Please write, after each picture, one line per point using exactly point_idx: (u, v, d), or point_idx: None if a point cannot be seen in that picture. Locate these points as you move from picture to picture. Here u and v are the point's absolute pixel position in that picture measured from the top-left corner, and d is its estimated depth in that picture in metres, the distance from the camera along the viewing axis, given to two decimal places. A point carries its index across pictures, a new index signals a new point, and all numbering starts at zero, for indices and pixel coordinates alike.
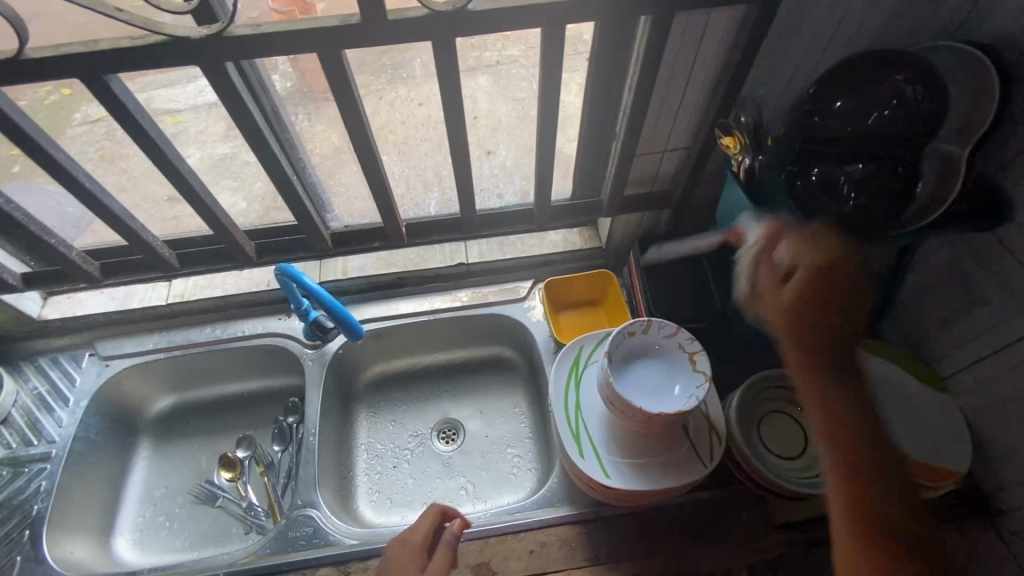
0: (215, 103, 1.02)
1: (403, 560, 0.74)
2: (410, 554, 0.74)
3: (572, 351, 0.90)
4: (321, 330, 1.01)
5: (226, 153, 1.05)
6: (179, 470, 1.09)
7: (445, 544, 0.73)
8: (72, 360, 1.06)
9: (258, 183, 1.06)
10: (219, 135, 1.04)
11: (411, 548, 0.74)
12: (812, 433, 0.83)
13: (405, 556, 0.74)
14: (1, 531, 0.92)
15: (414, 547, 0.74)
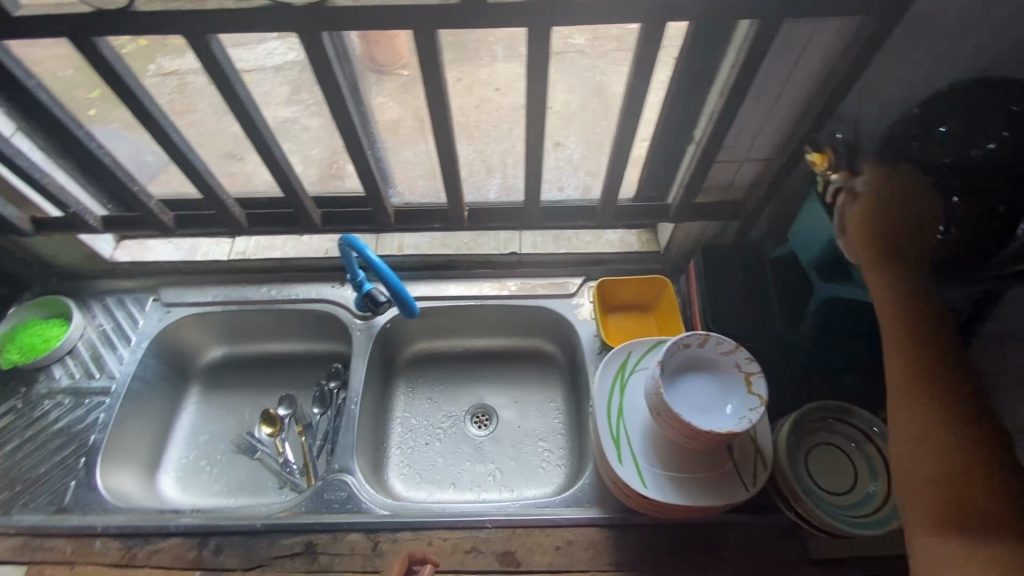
0: (282, 67, 1.09)
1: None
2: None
3: (619, 356, 0.88)
4: (371, 302, 1.04)
5: (287, 117, 1.12)
6: (223, 419, 1.14)
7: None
8: (136, 302, 1.12)
9: (315, 150, 1.12)
10: (282, 98, 1.11)
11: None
12: (863, 472, 0.81)
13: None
14: (58, 455, 0.96)
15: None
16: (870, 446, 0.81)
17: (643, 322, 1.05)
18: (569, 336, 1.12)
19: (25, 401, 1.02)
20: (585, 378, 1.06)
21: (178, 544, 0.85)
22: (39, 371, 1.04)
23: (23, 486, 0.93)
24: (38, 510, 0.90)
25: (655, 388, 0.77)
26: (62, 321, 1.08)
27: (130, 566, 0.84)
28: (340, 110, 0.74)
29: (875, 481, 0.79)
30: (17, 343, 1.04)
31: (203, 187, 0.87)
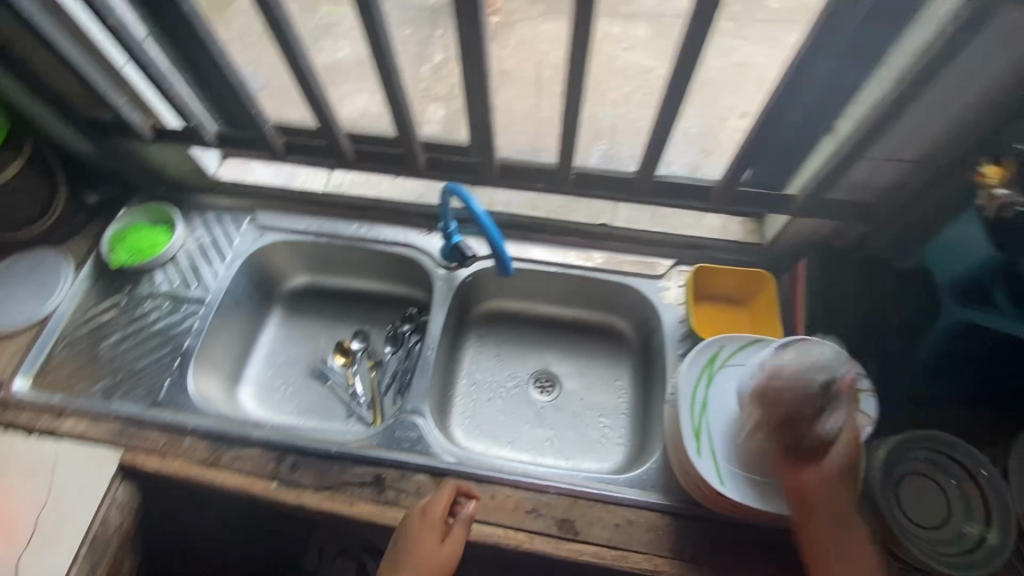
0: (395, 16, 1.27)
1: (417, 536, 0.78)
2: (424, 529, 0.78)
3: (710, 347, 0.85)
4: (459, 255, 1.06)
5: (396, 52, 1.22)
6: (300, 344, 1.19)
7: (459, 527, 0.79)
8: (232, 220, 1.15)
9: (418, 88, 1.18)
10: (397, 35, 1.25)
11: (428, 525, 0.78)
12: (955, 510, 0.77)
13: (419, 532, 0.78)
14: (156, 354, 1.02)
15: (433, 524, 0.78)
16: (970, 486, 0.77)
17: (734, 316, 1.00)
18: (649, 318, 1.09)
19: (129, 299, 1.08)
20: (660, 363, 1.03)
21: (259, 454, 0.90)
22: (143, 273, 1.10)
23: (124, 377, 1.00)
24: (136, 399, 0.97)
25: None
26: (166, 228, 1.13)
27: (215, 467, 0.89)
28: (474, 50, 0.72)
29: (969, 524, 0.76)
30: (126, 243, 1.10)
31: (320, 115, 0.87)
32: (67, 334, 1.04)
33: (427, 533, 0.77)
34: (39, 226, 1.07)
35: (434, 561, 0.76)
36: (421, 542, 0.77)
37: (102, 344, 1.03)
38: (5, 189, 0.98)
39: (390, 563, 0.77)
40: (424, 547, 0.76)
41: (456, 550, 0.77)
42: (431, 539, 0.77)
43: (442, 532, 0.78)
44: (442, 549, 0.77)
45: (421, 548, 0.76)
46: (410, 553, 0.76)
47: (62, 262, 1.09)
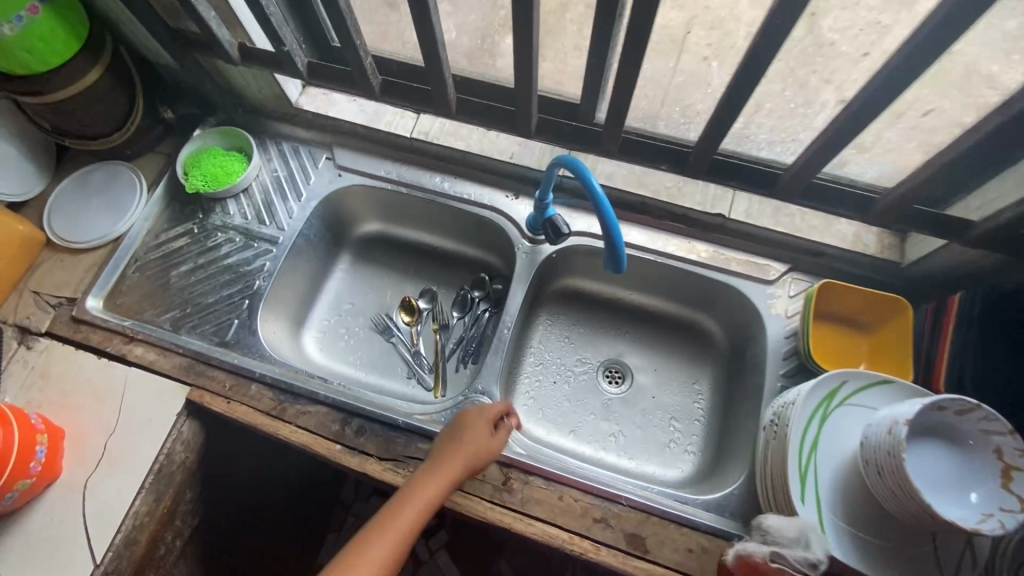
0: None
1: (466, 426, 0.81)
2: (474, 420, 0.82)
3: (831, 381, 0.75)
4: (553, 230, 0.92)
5: None
6: (366, 295, 1.14)
7: (504, 431, 0.83)
8: (310, 156, 1.08)
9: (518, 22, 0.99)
10: None
11: (480, 420, 0.82)
12: None
13: (470, 424, 0.81)
14: (225, 291, 0.98)
15: (484, 417, 0.82)
16: None
17: (851, 341, 0.89)
18: (747, 325, 0.98)
19: (201, 229, 1.04)
20: (755, 379, 0.94)
21: (324, 413, 0.87)
22: (216, 203, 1.05)
23: (193, 310, 0.97)
24: (204, 336, 0.95)
25: (890, 447, 0.63)
26: (241, 156, 1.06)
27: (281, 419, 0.87)
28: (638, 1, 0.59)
29: None
30: (200, 167, 1.04)
31: (429, 56, 0.76)
32: (139, 257, 1.02)
33: (475, 424, 0.81)
34: (118, 137, 1.02)
35: (477, 449, 0.79)
36: (469, 430, 0.80)
37: (172, 272, 1.00)
38: (85, 98, 0.93)
39: (434, 447, 0.80)
40: (472, 436, 0.80)
41: (498, 444, 0.81)
42: (483, 434, 0.81)
43: (490, 428, 0.82)
44: (488, 441, 0.80)
45: (469, 435, 0.80)
46: (457, 437, 0.80)
47: (136, 179, 1.04)
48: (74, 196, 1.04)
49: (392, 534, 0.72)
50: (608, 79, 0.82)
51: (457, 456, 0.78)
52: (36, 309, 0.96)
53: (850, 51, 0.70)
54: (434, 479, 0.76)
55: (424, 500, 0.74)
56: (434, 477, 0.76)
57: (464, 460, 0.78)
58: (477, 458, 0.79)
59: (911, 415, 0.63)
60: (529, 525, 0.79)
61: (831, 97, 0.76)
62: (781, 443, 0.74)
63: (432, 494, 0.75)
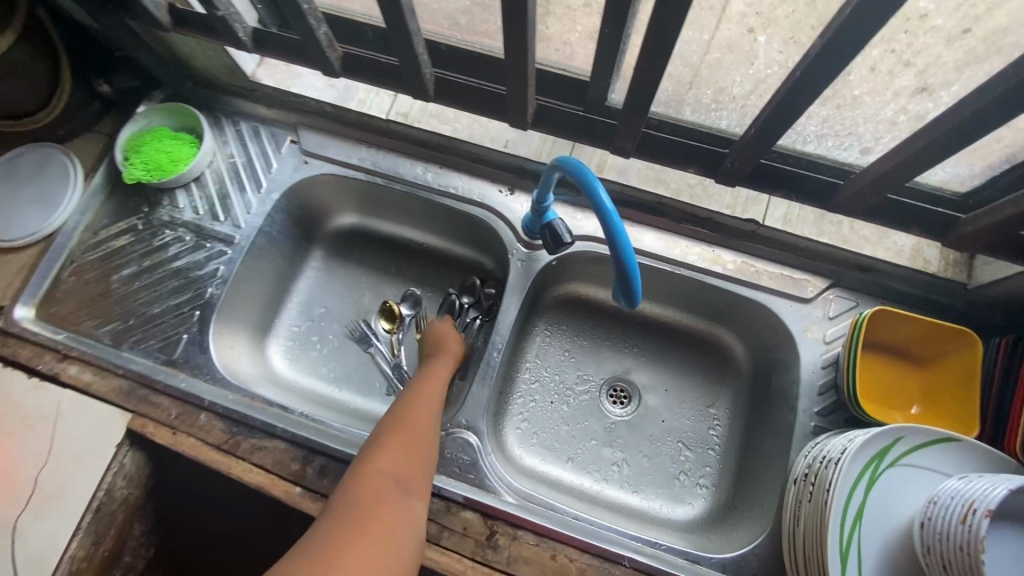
0: None
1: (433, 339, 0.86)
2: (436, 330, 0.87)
3: (883, 438, 0.62)
4: (552, 235, 0.77)
5: None
6: (341, 298, 1.00)
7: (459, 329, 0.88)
8: (271, 138, 0.93)
9: None
10: None
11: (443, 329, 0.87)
12: None
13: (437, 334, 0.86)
14: (174, 300, 0.86)
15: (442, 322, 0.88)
16: None
17: (902, 376, 0.75)
18: (776, 348, 0.84)
19: (146, 224, 0.90)
20: (784, 414, 0.81)
21: (282, 449, 0.75)
22: (163, 194, 0.91)
23: (136, 321, 0.84)
24: (149, 353, 0.82)
25: (963, 540, 0.51)
26: (191, 139, 0.91)
27: (233, 454, 0.76)
28: None
29: None
30: (142, 153, 0.89)
31: (396, 26, 0.60)
32: (75, 258, 0.88)
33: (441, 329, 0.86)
34: (47, 115, 0.87)
35: (455, 344, 0.84)
36: (438, 336, 0.85)
37: (114, 276, 0.87)
38: None
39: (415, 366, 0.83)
40: (442, 336, 0.85)
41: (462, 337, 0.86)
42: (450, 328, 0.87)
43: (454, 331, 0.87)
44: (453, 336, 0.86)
45: (442, 337, 0.85)
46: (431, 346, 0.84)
47: (69, 165, 0.90)
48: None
49: (419, 412, 0.71)
50: (626, 59, 0.65)
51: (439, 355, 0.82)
52: None
53: (945, 26, 0.54)
54: (429, 371, 0.78)
55: (432, 386, 0.76)
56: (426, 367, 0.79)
57: (445, 354, 0.82)
58: (452, 348, 0.84)
59: (994, 503, 0.50)
60: None
61: (910, 84, 0.60)
62: (818, 511, 0.62)
63: (436, 380, 0.77)
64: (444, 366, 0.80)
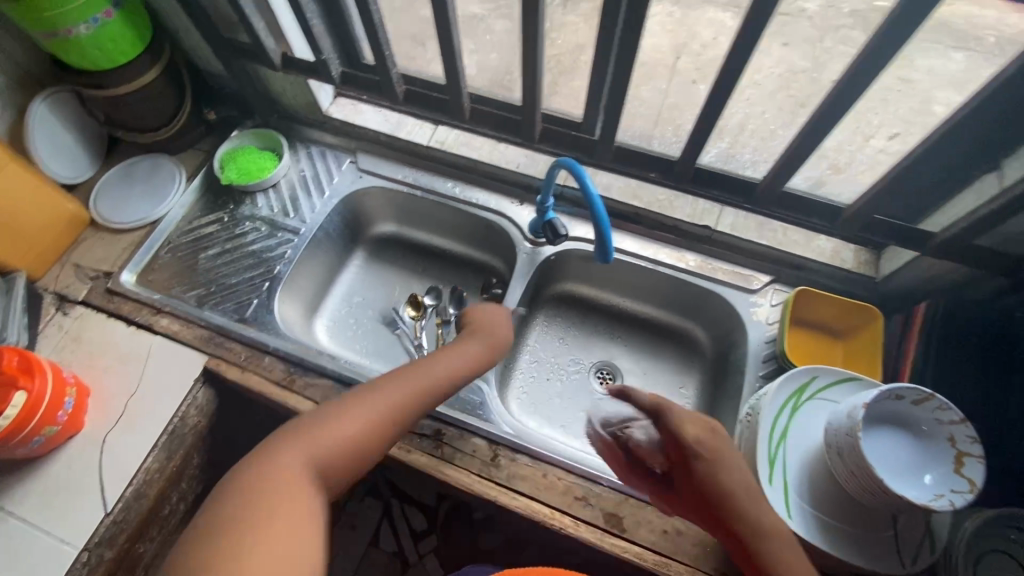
0: None
1: (482, 314, 0.90)
2: (486, 307, 0.91)
3: (802, 376, 0.80)
4: (551, 232, 1.01)
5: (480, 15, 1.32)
6: (377, 289, 1.21)
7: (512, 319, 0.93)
8: (335, 159, 1.18)
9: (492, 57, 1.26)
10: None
11: (491, 309, 0.91)
12: None
13: (485, 310, 0.90)
14: (248, 274, 1.07)
15: (493, 304, 0.92)
16: None
17: (827, 347, 0.95)
18: (730, 332, 1.04)
19: (231, 217, 1.13)
20: (736, 381, 0.99)
21: (329, 386, 0.94)
22: (246, 195, 1.15)
23: (217, 288, 1.05)
24: (225, 312, 1.02)
25: (849, 429, 0.69)
26: (273, 155, 1.17)
27: (289, 388, 0.94)
28: (630, 20, 0.68)
29: None
30: (236, 163, 1.14)
31: (449, 68, 0.87)
32: (172, 240, 1.11)
33: (493, 307, 0.91)
34: (164, 132, 1.13)
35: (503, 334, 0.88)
36: (480, 319, 0.88)
37: (201, 254, 1.09)
38: (139, 94, 1.03)
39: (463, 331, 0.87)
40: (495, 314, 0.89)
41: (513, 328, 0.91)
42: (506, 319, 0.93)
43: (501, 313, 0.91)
44: (501, 321, 0.90)
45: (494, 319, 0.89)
46: (479, 317, 0.89)
47: (177, 170, 1.15)
48: (119, 183, 1.14)
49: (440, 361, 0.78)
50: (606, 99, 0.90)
51: (480, 329, 0.86)
52: (75, 280, 1.05)
53: None
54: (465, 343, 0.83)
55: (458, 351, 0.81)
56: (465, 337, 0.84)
57: (487, 334, 0.86)
58: (498, 333, 0.87)
59: (868, 400, 0.68)
60: (513, 499, 0.84)
61: None
62: (753, 431, 0.79)
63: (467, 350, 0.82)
64: (483, 345, 0.84)
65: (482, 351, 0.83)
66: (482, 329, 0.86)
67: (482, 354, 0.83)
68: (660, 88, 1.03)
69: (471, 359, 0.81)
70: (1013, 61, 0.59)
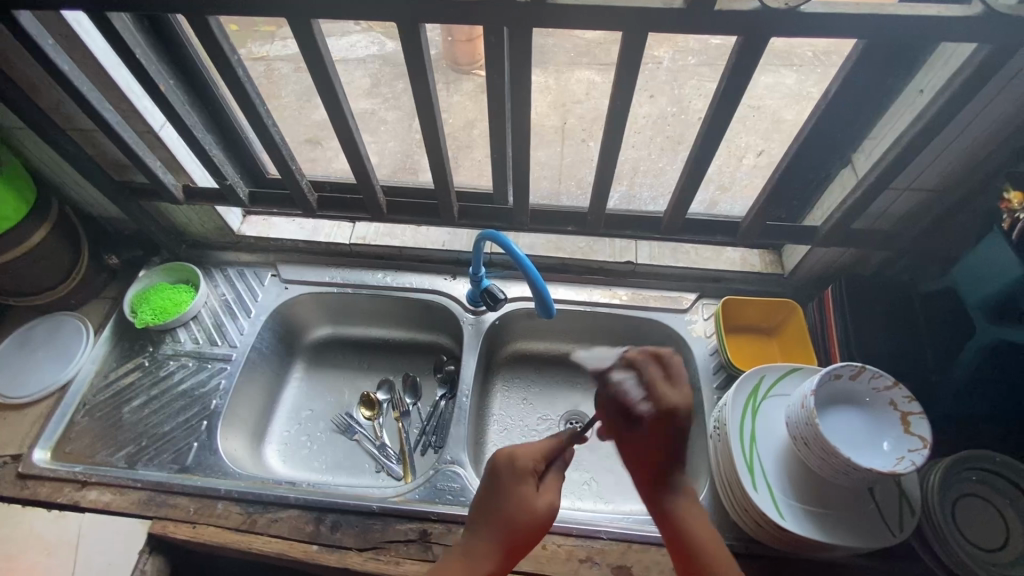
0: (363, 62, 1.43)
1: (506, 485, 0.65)
2: (514, 478, 0.65)
3: (752, 378, 0.85)
4: (490, 299, 1.04)
5: (369, 110, 1.37)
6: (325, 398, 1.15)
7: (555, 473, 0.68)
8: (255, 276, 1.16)
9: (393, 146, 1.32)
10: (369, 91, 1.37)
11: (516, 470, 0.66)
12: (1008, 513, 0.77)
13: (509, 479, 0.65)
14: (182, 417, 0.99)
15: (525, 474, 0.65)
16: (1010, 487, 0.77)
17: (764, 345, 1.03)
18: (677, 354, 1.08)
19: (152, 360, 1.06)
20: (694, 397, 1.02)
21: (296, 516, 0.87)
22: (165, 334, 1.09)
23: (148, 442, 0.96)
24: (163, 466, 0.93)
25: (806, 418, 0.73)
26: (188, 287, 1.12)
27: (251, 531, 0.86)
28: (517, 106, 0.73)
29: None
30: (149, 303, 1.08)
31: (358, 169, 0.89)
32: (87, 401, 1.01)
33: (523, 472, 0.65)
34: (63, 287, 1.06)
35: (537, 530, 0.64)
36: (519, 500, 0.64)
37: (124, 408, 1.00)
38: (28, 257, 0.96)
39: (492, 495, 0.65)
40: (527, 488, 0.65)
41: (553, 509, 0.65)
42: (535, 497, 0.65)
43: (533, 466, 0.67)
44: (537, 500, 0.64)
45: (519, 509, 0.63)
46: (505, 490, 0.65)
47: (83, 326, 1.07)
48: (17, 354, 1.04)
49: None
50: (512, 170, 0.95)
51: (503, 529, 0.63)
52: None
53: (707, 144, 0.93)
54: (486, 547, 0.62)
55: (474, 564, 0.62)
56: (489, 527, 0.63)
57: (510, 536, 0.63)
58: (526, 532, 0.63)
59: (814, 387, 0.73)
60: None
61: None
62: (724, 443, 0.82)
63: (486, 553, 0.62)
64: (501, 553, 0.62)
65: (507, 555, 0.63)
66: (505, 524, 0.63)
67: (501, 566, 0.63)
68: (558, 152, 1.17)
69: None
70: (838, 83, 0.70)
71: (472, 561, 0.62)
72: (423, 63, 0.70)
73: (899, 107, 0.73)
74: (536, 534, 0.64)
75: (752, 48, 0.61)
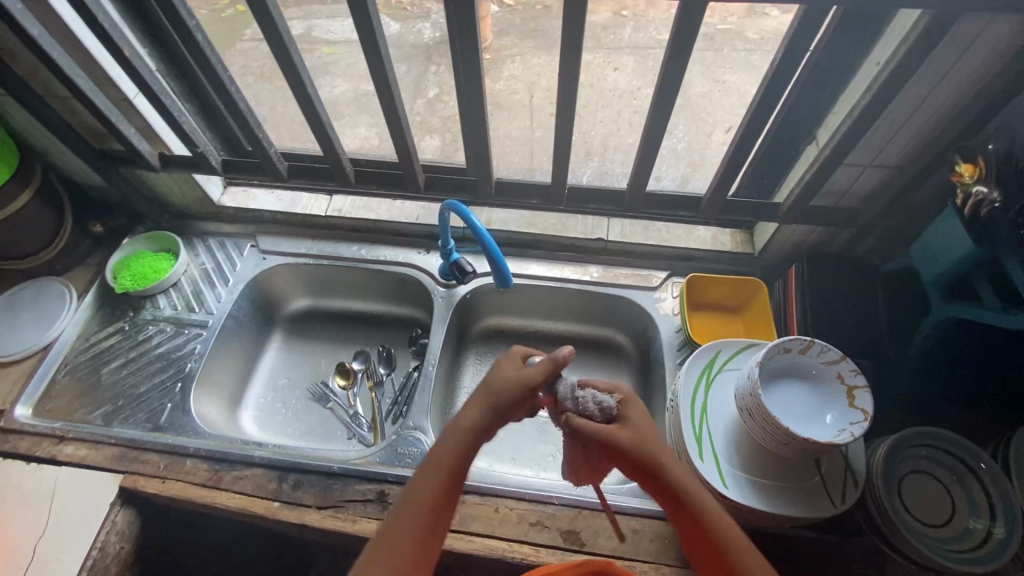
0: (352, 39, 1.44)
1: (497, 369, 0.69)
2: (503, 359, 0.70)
3: (707, 353, 0.86)
4: (459, 272, 1.07)
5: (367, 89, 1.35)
6: (301, 366, 1.17)
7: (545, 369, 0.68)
8: (235, 246, 1.18)
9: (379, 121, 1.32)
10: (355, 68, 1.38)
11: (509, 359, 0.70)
12: (954, 490, 0.78)
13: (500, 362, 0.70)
14: (158, 379, 1.03)
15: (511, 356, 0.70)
16: (958, 465, 0.78)
17: (730, 323, 1.03)
18: (645, 331, 1.09)
19: (132, 324, 1.10)
20: (659, 372, 1.03)
21: (259, 475, 0.90)
22: (146, 300, 1.12)
23: (125, 401, 1.00)
24: (137, 424, 0.97)
25: (751, 390, 0.74)
26: (169, 256, 1.15)
27: (217, 487, 0.89)
28: (467, 70, 0.74)
29: (970, 499, 0.76)
30: (130, 269, 1.12)
31: (323, 139, 0.91)
32: (69, 361, 1.05)
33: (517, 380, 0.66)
34: (47, 252, 1.09)
35: (514, 391, 0.65)
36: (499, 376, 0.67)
37: (104, 369, 1.04)
38: (14, 223, 1.00)
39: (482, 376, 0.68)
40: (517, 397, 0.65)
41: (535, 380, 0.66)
42: (517, 375, 0.66)
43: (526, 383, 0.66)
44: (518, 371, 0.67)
45: (498, 378, 0.66)
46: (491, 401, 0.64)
47: (66, 290, 1.10)
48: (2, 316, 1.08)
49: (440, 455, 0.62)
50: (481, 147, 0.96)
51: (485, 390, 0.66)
52: None
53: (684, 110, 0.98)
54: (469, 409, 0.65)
55: (461, 425, 0.64)
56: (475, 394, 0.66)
57: (492, 392, 0.65)
58: (507, 392, 0.65)
59: (760, 359, 0.74)
60: (470, 543, 0.82)
61: None
62: (676, 415, 0.83)
63: (469, 415, 0.64)
64: (485, 410, 0.64)
65: (494, 415, 0.64)
66: (490, 403, 0.65)
67: (484, 425, 0.64)
68: (531, 127, 1.18)
69: (471, 435, 0.63)
70: (784, 52, 0.69)
71: (461, 417, 0.64)
72: (372, 26, 0.71)
73: (855, 81, 0.72)
74: (517, 395, 0.65)
75: (692, 13, 0.61)
